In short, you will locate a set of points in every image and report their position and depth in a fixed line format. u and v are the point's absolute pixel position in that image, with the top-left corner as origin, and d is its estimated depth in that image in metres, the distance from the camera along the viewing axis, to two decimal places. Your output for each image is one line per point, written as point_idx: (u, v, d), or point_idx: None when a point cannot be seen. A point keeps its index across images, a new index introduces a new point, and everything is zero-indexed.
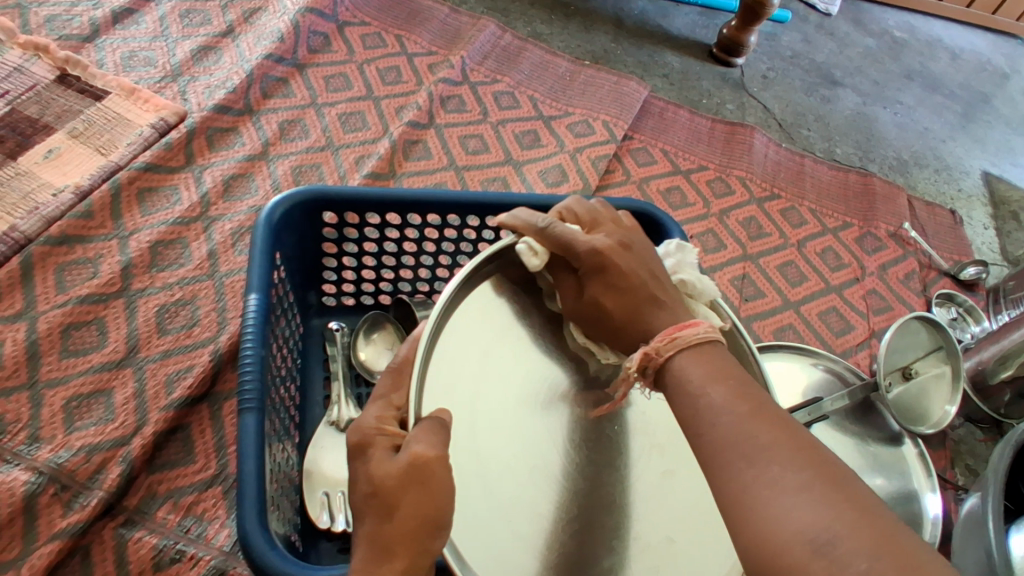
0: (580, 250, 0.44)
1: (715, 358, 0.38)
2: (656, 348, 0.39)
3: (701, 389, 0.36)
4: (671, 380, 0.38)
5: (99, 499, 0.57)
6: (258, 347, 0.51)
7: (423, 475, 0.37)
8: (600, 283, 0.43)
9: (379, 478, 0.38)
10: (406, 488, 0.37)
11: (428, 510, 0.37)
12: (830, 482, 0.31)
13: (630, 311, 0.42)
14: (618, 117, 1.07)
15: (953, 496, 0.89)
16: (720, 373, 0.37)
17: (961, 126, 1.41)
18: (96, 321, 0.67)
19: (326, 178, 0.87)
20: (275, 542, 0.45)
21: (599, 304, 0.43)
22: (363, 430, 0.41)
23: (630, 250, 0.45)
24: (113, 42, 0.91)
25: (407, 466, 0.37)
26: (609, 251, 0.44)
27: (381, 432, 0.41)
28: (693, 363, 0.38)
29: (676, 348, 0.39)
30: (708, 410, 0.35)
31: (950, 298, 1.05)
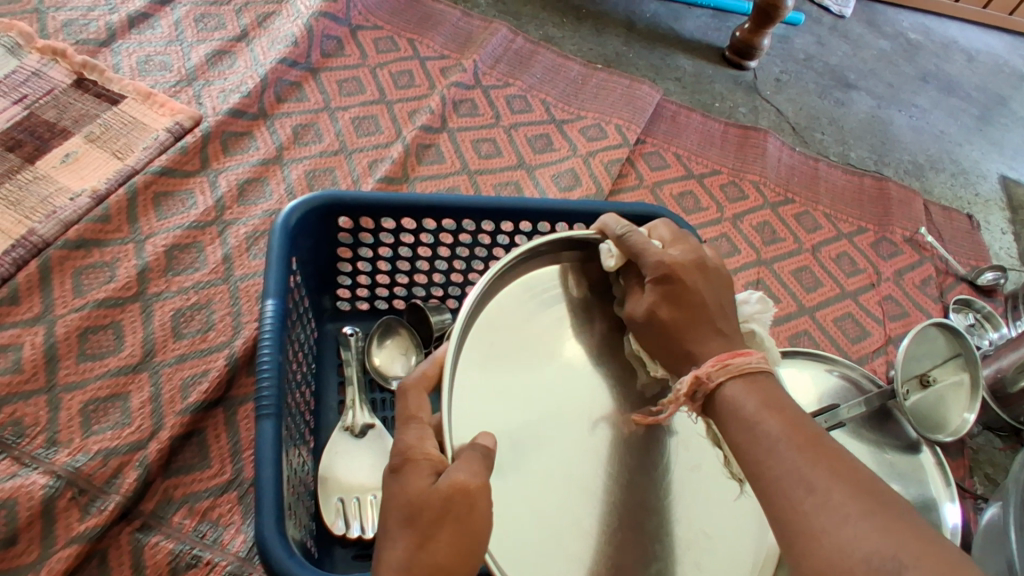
0: (647, 262, 0.47)
1: (765, 388, 0.43)
2: (708, 373, 0.43)
3: (757, 418, 0.40)
4: (725, 403, 0.42)
5: (116, 504, 0.57)
6: (276, 353, 0.51)
7: (466, 508, 0.36)
8: (659, 293, 0.46)
9: (418, 504, 0.36)
10: (446, 520, 0.36)
11: (467, 542, 0.36)
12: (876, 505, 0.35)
13: (680, 328, 0.46)
14: (631, 120, 1.07)
15: (971, 505, 0.88)
16: (772, 403, 0.41)
17: (978, 129, 1.40)
18: (113, 325, 0.68)
19: (339, 181, 0.87)
20: (293, 549, 0.45)
21: (657, 315, 0.46)
22: (402, 451, 0.39)
23: (702, 273, 0.48)
24: (128, 47, 0.92)
25: (451, 498, 0.36)
26: (679, 269, 0.47)
27: (422, 454, 0.38)
28: (745, 392, 0.42)
29: (727, 373, 0.43)
30: (766, 439, 0.39)
31: (968, 304, 1.04)
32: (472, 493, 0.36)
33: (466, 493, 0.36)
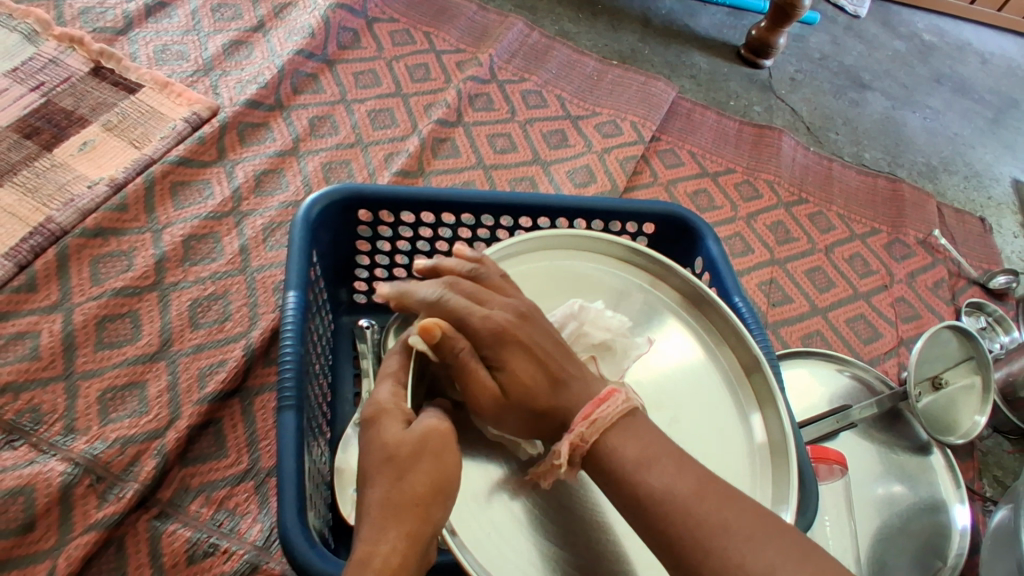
0: (476, 329, 0.41)
1: (638, 430, 0.39)
2: (581, 435, 0.39)
3: (641, 467, 0.37)
4: (608, 463, 0.38)
5: (134, 491, 0.57)
6: (297, 345, 0.51)
7: (436, 446, 0.39)
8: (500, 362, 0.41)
9: (394, 446, 0.39)
10: (419, 456, 0.38)
11: (439, 478, 0.38)
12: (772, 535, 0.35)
13: (552, 387, 0.40)
14: (645, 117, 1.07)
15: (981, 508, 0.88)
16: (649, 450, 0.38)
17: (991, 131, 1.39)
18: (130, 313, 0.68)
19: (355, 174, 0.87)
20: (314, 540, 0.45)
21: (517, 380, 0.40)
22: (375, 402, 0.42)
23: (530, 321, 0.42)
24: (146, 36, 0.92)
25: (422, 434, 0.39)
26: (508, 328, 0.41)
27: (394, 402, 0.42)
28: (622, 439, 0.39)
29: (600, 430, 0.39)
30: (651, 497, 0.36)
31: (980, 307, 1.04)
32: (438, 431, 0.40)
33: (433, 431, 0.39)
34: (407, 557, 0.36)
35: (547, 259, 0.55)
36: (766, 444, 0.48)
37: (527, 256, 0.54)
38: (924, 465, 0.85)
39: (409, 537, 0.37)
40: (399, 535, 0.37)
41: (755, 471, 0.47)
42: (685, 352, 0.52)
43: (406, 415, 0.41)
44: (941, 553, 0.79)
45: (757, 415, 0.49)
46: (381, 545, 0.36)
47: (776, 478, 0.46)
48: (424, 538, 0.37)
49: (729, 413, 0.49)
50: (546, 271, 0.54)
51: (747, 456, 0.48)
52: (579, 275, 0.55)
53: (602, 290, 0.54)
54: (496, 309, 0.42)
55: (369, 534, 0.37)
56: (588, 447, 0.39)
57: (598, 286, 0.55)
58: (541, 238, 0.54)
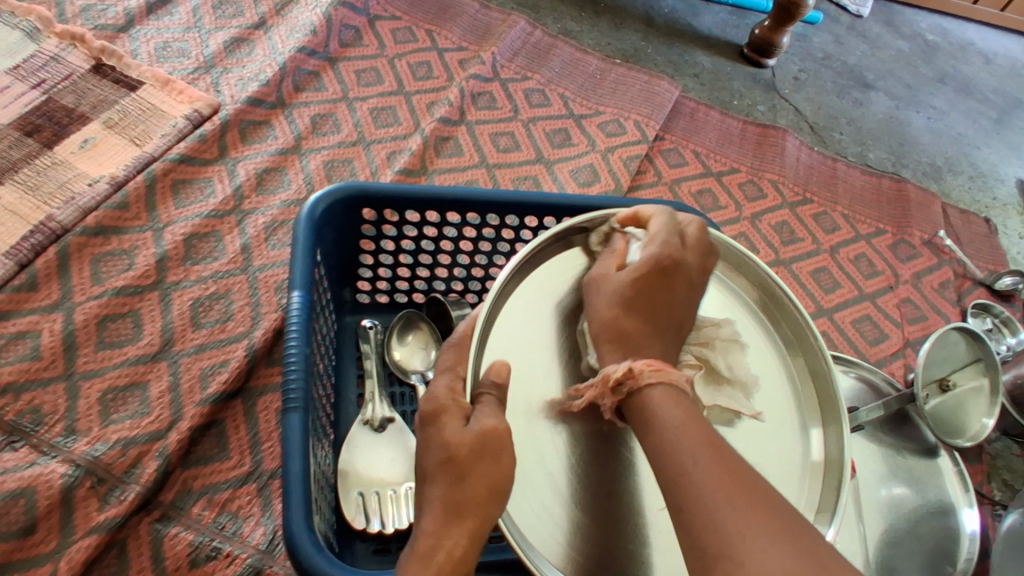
0: (656, 248, 0.44)
1: (688, 402, 0.37)
2: (641, 369, 0.38)
3: (676, 431, 0.35)
4: (650, 407, 0.37)
5: (136, 494, 0.57)
6: (303, 346, 0.50)
7: (499, 446, 0.39)
8: (647, 275, 0.42)
9: (453, 447, 0.39)
10: (479, 457, 0.39)
11: (498, 479, 0.39)
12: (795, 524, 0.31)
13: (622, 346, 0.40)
14: (650, 117, 1.06)
15: (990, 511, 0.88)
16: (697, 419, 0.36)
17: (995, 132, 1.39)
18: (131, 313, 0.67)
19: (357, 173, 0.86)
20: (320, 544, 0.44)
21: (625, 292, 0.42)
22: (436, 400, 0.42)
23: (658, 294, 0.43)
24: (147, 33, 0.91)
25: (481, 436, 0.39)
26: (672, 260, 0.43)
27: (455, 401, 0.42)
28: (667, 403, 0.37)
29: (660, 377, 0.37)
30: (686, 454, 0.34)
31: (985, 309, 1.03)
32: (500, 432, 0.40)
33: (498, 431, 0.40)
34: (468, 549, 0.38)
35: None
36: (822, 461, 0.48)
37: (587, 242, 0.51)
38: (932, 468, 0.84)
39: (471, 532, 0.38)
40: (460, 532, 0.38)
41: (805, 483, 0.48)
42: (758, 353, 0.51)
43: (467, 409, 0.42)
44: (951, 557, 0.79)
45: (818, 430, 0.50)
46: (444, 538, 0.38)
47: (826, 492, 0.47)
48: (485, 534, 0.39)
49: (788, 424, 0.50)
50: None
51: (801, 471, 0.48)
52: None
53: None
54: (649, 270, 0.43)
55: (433, 526, 0.39)
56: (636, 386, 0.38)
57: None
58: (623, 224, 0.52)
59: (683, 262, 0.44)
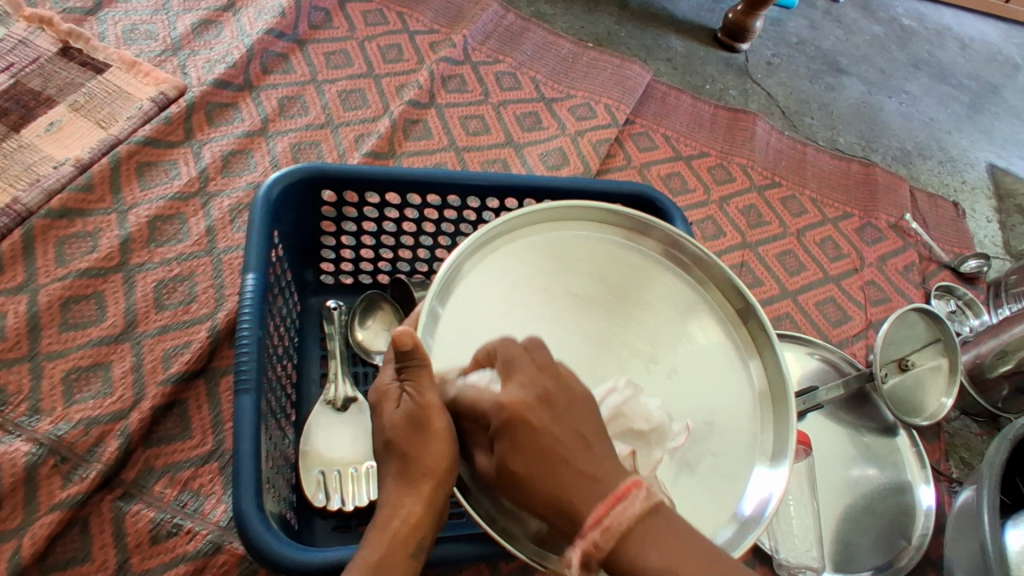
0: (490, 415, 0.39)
1: (662, 536, 0.35)
2: (595, 543, 0.34)
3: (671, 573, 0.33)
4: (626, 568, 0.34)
5: (98, 472, 0.57)
6: (256, 328, 0.51)
7: (433, 421, 0.42)
8: (508, 443, 0.37)
9: (393, 431, 0.42)
10: (415, 438, 0.42)
11: (437, 448, 0.42)
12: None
13: (550, 500, 0.36)
14: (620, 100, 1.07)
15: (947, 488, 0.90)
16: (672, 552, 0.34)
17: (967, 117, 1.40)
18: (95, 295, 0.67)
19: (325, 156, 0.86)
20: (270, 522, 0.45)
21: (508, 468, 0.37)
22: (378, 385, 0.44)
23: (553, 406, 0.39)
24: (114, 15, 0.90)
25: (413, 412, 0.42)
26: (520, 407, 0.38)
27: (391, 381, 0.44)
28: (646, 550, 0.34)
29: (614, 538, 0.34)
30: None
31: (949, 291, 1.05)
32: (432, 408, 0.42)
33: (429, 407, 0.42)
34: (422, 518, 0.42)
35: (524, 235, 0.55)
36: (766, 390, 0.52)
37: (492, 246, 0.53)
38: (889, 445, 0.87)
39: (425, 502, 0.42)
40: (415, 502, 0.42)
41: (757, 417, 0.52)
42: (687, 317, 0.55)
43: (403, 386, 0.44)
44: (905, 532, 0.82)
45: (757, 361, 0.53)
46: (399, 508, 0.42)
47: (776, 420, 0.51)
48: (438, 502, 0.42)
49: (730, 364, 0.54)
50: (553, 244, 0.55)
51: (751, 403, 0.52)
52: (566, 246, 0.55)
53: (594, 256, 0.56)
54: (501, 393, 0.39)
55: (390, 499, 0.42)
56: (602, 556, 0.35)
57: (591, 250, 0.56)
58: (524, 214, 0.55)
59: (528, 394, 0.39)
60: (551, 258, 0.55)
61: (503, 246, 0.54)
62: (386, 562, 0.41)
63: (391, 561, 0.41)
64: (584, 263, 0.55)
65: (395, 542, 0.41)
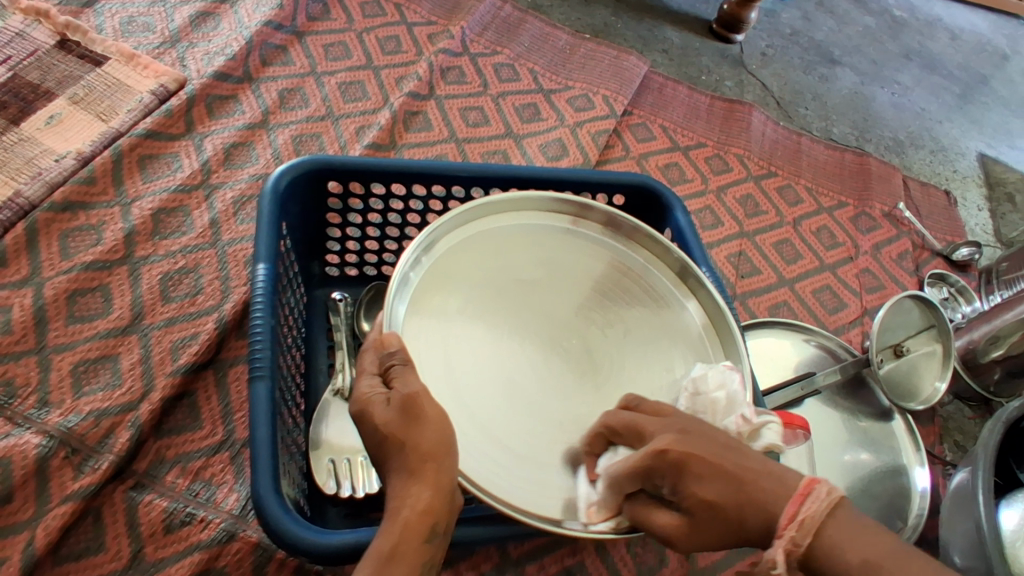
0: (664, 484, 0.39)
1: (853, 527, 0.36)
2: (794, 540, 0.36)
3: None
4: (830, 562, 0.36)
5: (110, 463, 0.58)
6: (268, 318, 0.52)
7: (423, 406, 0.42)
8: (690, 479, 0.38)
9: (388, 423, 0.41)
10: (411, 421, 0.41)
11: (435, 431, 0.41)
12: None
13: (758, 510, 0.37)
14: (618, 92, 1.07)
15: (941, 471, 0.92)
16: (869, 545, 0.36)
17: (958, 107, 1.42)
18: (101, 287, 0.67)
19: (326, 148, 0.86)
20: (289, 507, 0.46)
21: (704, 498, 0.38)
22: (359, 396, 0.43)
23: (692, 433, 0.40)
24: (111, 7, 0.90)
25: (407, 400, 0.42)
26: (676, 444, 0.39)
27: (373, 389, 0.43)
28: (846, 540, 0.36)
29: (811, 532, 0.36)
30: None
31: (942, 278, 1.07)
32: (421, 394, 0.42)
33: (417, 393, 0.42)
34: (432, 503, 0.40)
35: (465, 228, 0.55)
36: (705, 323, 0.56)
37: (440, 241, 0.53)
38: (885, 430, 0.89)
39: (433, 487, 0.40)
40: (421, 487, 0.40)
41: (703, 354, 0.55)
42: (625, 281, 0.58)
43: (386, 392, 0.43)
44: (902, 514, 0.83)
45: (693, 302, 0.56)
46: (407, 497, 0.40)
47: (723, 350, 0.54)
48: (445, 487, 0.40)
49: (671, 317, 0.56)
50: (496, 232, 0.56)
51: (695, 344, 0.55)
52: (509, 234, 0.56)
53: (536, 241, 0.57)
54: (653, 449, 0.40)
55: (395, 491, 0.40)
56: (801, 553, 0.36)
57: (535, 237, 0.57)
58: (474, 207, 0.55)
59: (674, 435, 0.40)
60: (495, 247, 0.56)
61: (455, 236, 0.54)
62: (400, 552, 0.38)
63: (405, 551, 0.38)
64: (528, 248, 0.57)
65: (406, 530, 0.39)
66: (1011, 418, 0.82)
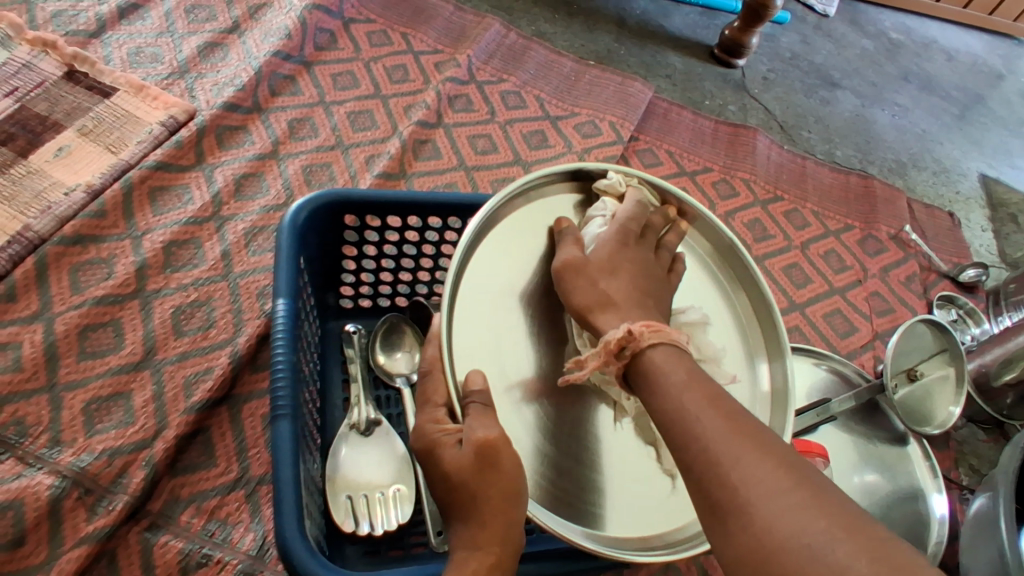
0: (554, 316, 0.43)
1: (690, 364, 0.39)
2: (638, 331, 0.40)
3: (681, 388, 0.37)
4: (648, 369, 0.39)
5: (124, 503, 0.56)
6: (290, 354, 0.51)
7: (499, 452, 0.41)
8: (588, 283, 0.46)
9: (457, 477, 0.41)
10: (478, 472, 0.40)
11: (506, 486, 0.40)
12: (789, 463, 0.33)
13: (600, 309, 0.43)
14: (624, 118, 1.08)
15: (959, 496, 0.91)
16: (695, 375, 0.38)
17: (958, 127, 1.43)
18: (113, 322, 0.66)
19: (336, 178, 0.86)
20: (313, 549, 0.45)
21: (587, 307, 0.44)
22: (427, 435, 0.43)
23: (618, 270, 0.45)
24: (119, 38, 0.90)
25: (478, 453, 0.40)
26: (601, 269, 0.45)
27: (443, 432, 0.43)
28: (669, 362, 0.39)
29: (654, 339, 0.39)
30: (684, 409, 0.36)
31: (950, 301, 1.07)
32: (496, 440, 0.41)
33: (493, 439, 0.41)
34: (499, 557, 0.40)
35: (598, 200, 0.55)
36: (770, 392, 0.53)
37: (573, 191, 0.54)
38: (902, 455, 0.88)
39: (502, 541, 0.40)
40: (488, 542, 0.40)
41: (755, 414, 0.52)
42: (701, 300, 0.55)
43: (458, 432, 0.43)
44: (922, 540, 0.82)
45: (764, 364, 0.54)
46: (474, 550, 0.40)
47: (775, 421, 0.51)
48: (513, 538, 0.41)
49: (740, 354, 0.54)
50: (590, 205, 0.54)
51: (755, 399, 0.52)
52: None
53: None
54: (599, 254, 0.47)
55: (463, 542, 0.41)
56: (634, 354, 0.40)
57: None
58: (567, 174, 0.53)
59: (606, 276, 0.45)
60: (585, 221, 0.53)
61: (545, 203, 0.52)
62: None
63: None
64: None
65: None
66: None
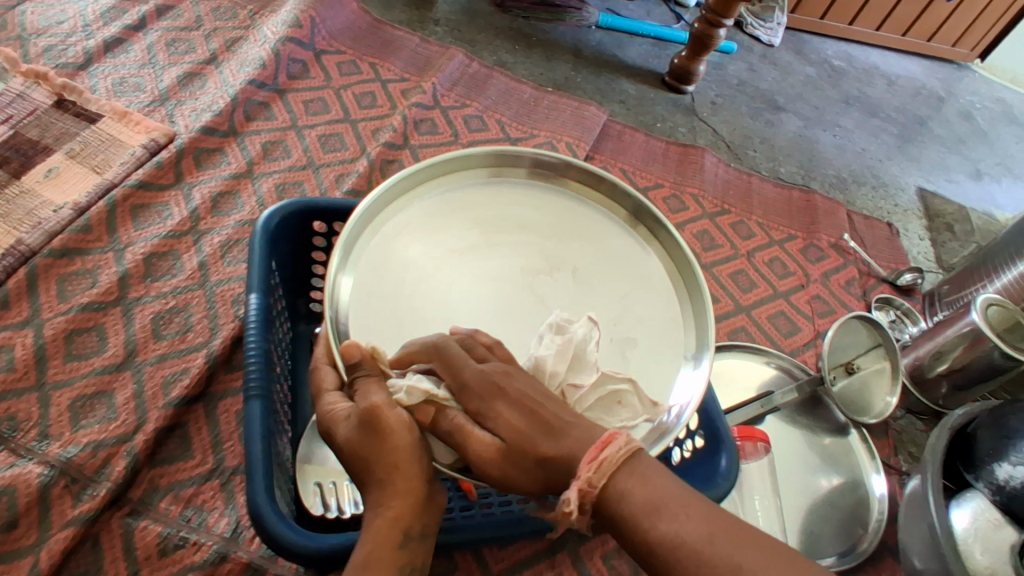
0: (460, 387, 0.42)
1: (643, 473, 0.39)
2: (589, 480, 0.38)
3: (652, 512, 0.37)
4: (613, 504, 0.38)
5: (107, 490, 0.60)
6: (261, 343, 0.56)
7: (383, 420, 0.42)
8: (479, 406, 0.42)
9: (351, 447, 0.44)
10: (366, 438, 0.42)
11: (392, 455, 0.43)
12: (766, 547, 0.36)
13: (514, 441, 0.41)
14: (580, 139, 1.15)
15: (897, 480, 0.97)
16: (656, 492, 0.38)
17: (896, 146, 1.54)
18: (96, 327, 0.71)
19: (308, 194, 0.92)
20: (282, 514, 0.50)
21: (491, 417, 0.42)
22: (324, 414, 0.46)
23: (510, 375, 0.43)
24: (104, 69, 0.96)
25: (362, 421, 0.42)
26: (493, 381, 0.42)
27: (338, 406, 0.45)
28: (630, 483, 0.38)
29: (605, 473, 0.38)
30: (666, 540, 0.36)
31: (888, 302, 1.15)
32: (379, 407, 0.42)
33: (376, 406, 0.42)
34: (398, 509, 0.44)
35: (463, 180, 0.55)
36: (672, 271, 0.54)
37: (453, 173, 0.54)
38: (844, 446, 0.94)
39: (400, 497, 0.44)
40: (392, 498, 0.44)
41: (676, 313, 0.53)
42: (588, 234, 0.55)
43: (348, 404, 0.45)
44: (863, 522, 0.88)
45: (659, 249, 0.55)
46: (378, 506, 0.44)
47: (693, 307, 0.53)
48: (416, 489, 0.44)
49: (635, 263, 0.55)
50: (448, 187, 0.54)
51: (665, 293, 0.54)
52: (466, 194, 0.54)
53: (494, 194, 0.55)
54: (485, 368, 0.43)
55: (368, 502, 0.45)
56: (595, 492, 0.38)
57: (496, 192, 0.55)
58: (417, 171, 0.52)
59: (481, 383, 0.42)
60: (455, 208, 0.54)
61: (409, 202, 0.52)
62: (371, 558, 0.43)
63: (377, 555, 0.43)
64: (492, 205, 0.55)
65: (377, 537, 0.44)
66: (954, 425, 0.86)
